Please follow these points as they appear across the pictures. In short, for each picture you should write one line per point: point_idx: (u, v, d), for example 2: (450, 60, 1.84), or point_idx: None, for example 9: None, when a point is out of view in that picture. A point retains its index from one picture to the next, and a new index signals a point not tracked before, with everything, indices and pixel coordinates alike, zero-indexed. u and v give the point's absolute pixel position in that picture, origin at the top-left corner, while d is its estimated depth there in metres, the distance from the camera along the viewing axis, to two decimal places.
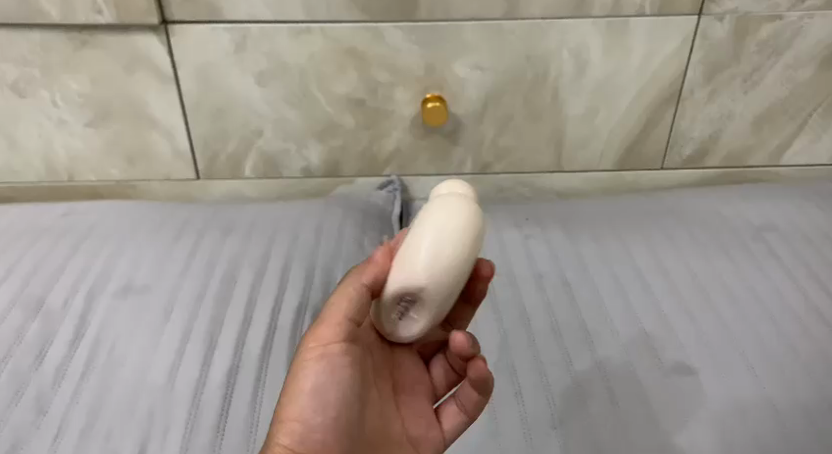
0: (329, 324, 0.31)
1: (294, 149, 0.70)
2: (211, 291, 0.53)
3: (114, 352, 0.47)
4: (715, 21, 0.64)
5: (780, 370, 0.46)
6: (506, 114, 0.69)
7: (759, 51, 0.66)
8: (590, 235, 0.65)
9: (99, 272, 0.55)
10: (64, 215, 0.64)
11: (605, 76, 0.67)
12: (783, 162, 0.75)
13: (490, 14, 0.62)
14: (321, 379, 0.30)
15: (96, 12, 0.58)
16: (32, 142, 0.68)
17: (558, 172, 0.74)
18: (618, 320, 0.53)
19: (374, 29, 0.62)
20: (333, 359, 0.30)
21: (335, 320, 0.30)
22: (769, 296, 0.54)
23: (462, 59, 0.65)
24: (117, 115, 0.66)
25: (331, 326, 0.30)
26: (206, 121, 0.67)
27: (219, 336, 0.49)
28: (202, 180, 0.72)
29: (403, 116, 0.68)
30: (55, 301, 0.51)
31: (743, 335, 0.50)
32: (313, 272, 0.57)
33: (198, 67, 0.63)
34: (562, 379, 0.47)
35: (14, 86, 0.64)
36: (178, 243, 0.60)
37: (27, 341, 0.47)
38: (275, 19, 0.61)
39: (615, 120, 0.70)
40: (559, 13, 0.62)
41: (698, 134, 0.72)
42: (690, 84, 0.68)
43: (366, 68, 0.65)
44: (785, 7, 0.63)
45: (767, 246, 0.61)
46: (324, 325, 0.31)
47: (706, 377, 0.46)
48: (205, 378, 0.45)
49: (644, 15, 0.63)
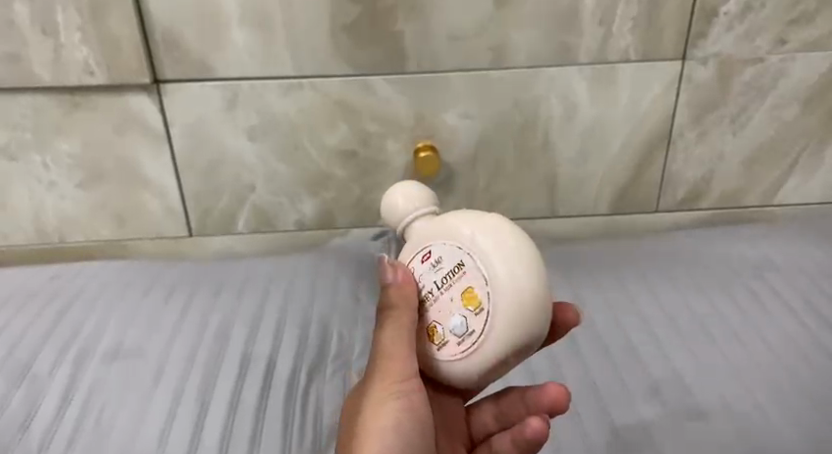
0: (396, 355, 0.29)
1: (287, 202, 0.70)
2: (204, 350, 0.52)
3: (103, 417, 0.44)
4: (699, 65, 0.65)
5: (794, 411, 0.44)
6: (499, 161, 0.69)
7: (743, 93, 0.67)
8: (589, 280, 0.64)
9: (88, 335, 0.53)
10: (53, 278, 0.63)
11: (593, 121, 0.67)
12: (777, 201, 0.75)
13: (478, 64, 0.63)
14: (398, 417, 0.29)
15: (88, 73, 0.59)
16: (21, 205, 0.67)
17: (553, 216, 0.74)
18: (624, 365, 0.51)
19: (364, 82, 0.63)
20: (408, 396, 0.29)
21: (402, 355, 0.29)
22: (778, 336, 0.53)
23: (452, 108, 0.65)
24: (109, 175, 0.66)
25: (400, 363, 0.29)
26: (198, 179, 0.67)
27: (212, 396, 0.46)
28: (194, 237, 0.71)
29: (396, 166, 0.68)
30: (41, 367, 0.49)
31: (753, 376, 0.48)
32: (308, 327, 0.56)
33: (190, 124, 0.64)
34: (571, 430, 0.45)
35: (5, 149, 0.63)
36: (169, 302, 0.59)
37: (12, 410, 0.44)
38: (266, 75, 0.62)
39: (607, 163, 0.70)
40: (545, 62, 0.63)
41: (690, 176, 0.72)
42: (678, 127, 0.69)
43: (357, 121, 0.65)
44: (766, 50, 0.65)
45: (769, 284, 0.60)
46: (394, 360, 0.29)
47: (720, 422, 0.44)
48: (199, 439, 0.42)
49: (629, 60, 0.64)
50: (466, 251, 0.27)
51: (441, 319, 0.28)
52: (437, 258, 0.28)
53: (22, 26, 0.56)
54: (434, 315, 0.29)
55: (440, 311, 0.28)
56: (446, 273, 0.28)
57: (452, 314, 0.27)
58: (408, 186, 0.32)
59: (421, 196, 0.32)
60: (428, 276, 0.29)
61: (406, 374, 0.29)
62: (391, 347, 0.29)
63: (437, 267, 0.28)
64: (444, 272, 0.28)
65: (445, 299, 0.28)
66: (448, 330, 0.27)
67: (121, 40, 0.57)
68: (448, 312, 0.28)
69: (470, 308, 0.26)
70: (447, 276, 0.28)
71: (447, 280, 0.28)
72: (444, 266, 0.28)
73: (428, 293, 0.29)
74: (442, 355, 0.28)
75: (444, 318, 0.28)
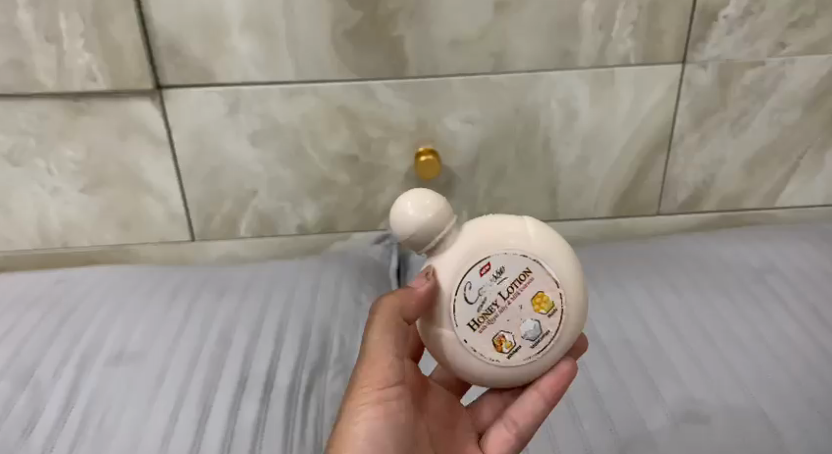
0: (382, 361, 0.33)
1: (290, 207, 0.70)
2: (206, 354, 0.52)
3: (105, 422, 0.44)
4: (699, 68, 0.65)
5: (794, 414, 0.44)
6: (500, 165, 0.69)
7: (743, 97, 0.67)
8: (591, 284, 0.64)
9: (90, 340, 0.53)
10: (57, 282, 0.63)
11: (594, 125, 0.68)
12: (778, 204, 0.75)
13: (478, 70, 0.63)
14: (378, 419, 0.32)
15: (91, 80, 0.59)
16: (25, 210, 0.68)
17: (554, 220, 0.74)
18: (626, 369, 0.51)
19: (365, 87, 0.63)
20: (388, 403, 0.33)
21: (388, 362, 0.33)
22: (779, 339, 0.53)
23: (452, 113, 0.66)
24: (112, 181, 0.67)
25: (384, 369, 0.33)
26: (201, 184, 0.67)
27: (213, 400, 0.47)
28: (197, 241, 0.72)
29: (397, 171, 0.69)
30: (44, 372, 0.49)
31: (753, 380, 0.48)
32: (310, 330, 0.56)
33: (192, 129, 0.64)
34: (572, 434, 0.45)
35: (8, 155, 0.64)
36: (172, 305, 0.59)
37: (15, 415, 0.45)
38: (267, 81, 0.62)
39: (607, 168, 0.71)
40: (546, 67, 0.64)
41: (691, 179, 0.72)
42: (679, 130, 0.69)
43: (358, 126, 0.66)
44: (766, 53, 0.65)
45: (770, 287, 0.60)
46: (380, 366, 0.33)
47: (720, 426, 0.44)
48: (200, 445, 0.43)
49: (629, 64, 0.64)
50: (532, 261, 0.33)
51: (511, 328, 0.33)
52: (497, 271, 0.33)
53: (26, 33, 0.56)
54: (501, 326, 0.33)
55: (510, 319, 0.33)
56: (511, 282, 0.33)
57: (522, 320, 0.33)
58: (424, 199, 0.33)
59: (436, 207, 0.32)
60: (489, 288, 0.33)
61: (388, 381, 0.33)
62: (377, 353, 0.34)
63: (501, 280, 0.33)
64: (509, 284, 0.33)
65: (513, 308, 0.33)
66: (521, 335, 0.33)
67: (123, 48, 0.58)
68: (518, 318, 0.33)
69: (542, 311, 0.33)
70: (513, 286, 0.33)
71: (513, 290, 0.33)
72: (507, 277, 0.33)
73: (494, 306, 0.33)
74: (516, 357, 0.33)
75: (515, 325, 0.33)
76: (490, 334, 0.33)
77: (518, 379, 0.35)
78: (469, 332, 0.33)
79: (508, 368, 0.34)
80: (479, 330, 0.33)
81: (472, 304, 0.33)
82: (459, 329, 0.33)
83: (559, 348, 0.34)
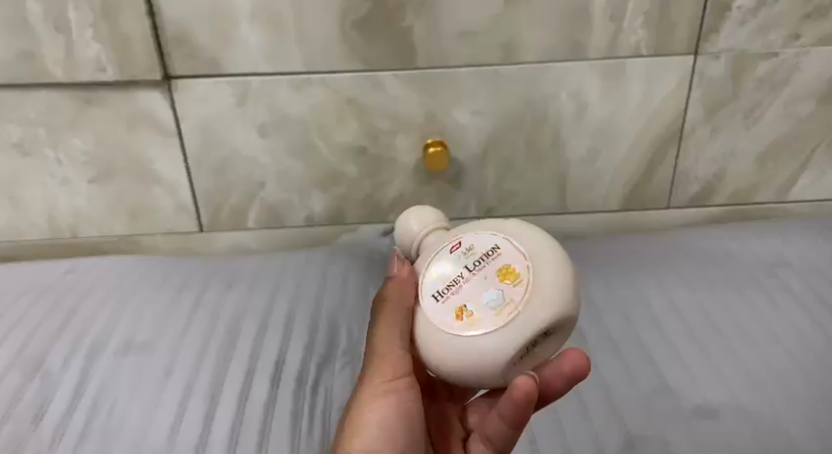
0: (388, 358, 0.31)
1: (298, 199, 0.70)
2: (214, 345, 0.52)
3: (114, 412, 0.45)
4: (711, 60, 0.64)
5: (805, 408, 0.44)
6: (509, 157, 0.69)
7: (756, 88, 0.66)
8: (600, 277, 0.63)
9: (99, 330, 0.54)
10: (66, 272, 0.63)
11: (604, 117, 0.67)
12: (790, 197, 0.74)
13: (488, 61, 0.63)
14: (386, 416, 0.31)
15: (100, 70, 0.59)
16: (35, 200, 0.68)
17: (563, 213, 0.74)
18: (635, 363, 0.51)
19: (373, 78, 0.63)
20: (398, 396, 0.32)
21: (393, 357, 0.31)
22: (790, 334, 0.52)
23: (461, 105, 0.65)
24: (121, 171, 0.67)
25: (391, 364, 0.31)
26: (209, 175, 0.67)
27: (222, 389, 0.47)
28: (206, 232, 0.72)
29: (405, 163, 0.68)
30: (54, 362, 0.50)
31: (764, 374, 0.48)
32: (318, 322, 0.56)
33: (201, 121, 0.64)
34: (581, 427, 0.44)
35: (18, 146, 0.64)
36: (181, 296, 0.59)
37: (24, 404, 0.45)
38: (275, 72, 0.62)
39: (618, 160, 0.70)
40: (556, 58, 0.63)
41: (703, 172, 0.72)
42: (690, 123, 0.68)
43: (366, 118, 0.65)
44: (780, 45, 0.64)
45: (781, 281, 0.59)
46: (387, 362, 0.31)
47: (730, 420, 0.44)
48: (208, 435, 0.43)
49: (640, 55, 0.63)
50: (506, 242, 0.29)
51: (474, 297, 0.28)
52: (466, 247, 0.30)
53: (36, 24, 0.56)
54: (464, 296, 0.28)
55: (472, 288, 0.28)
56: (480, 256, 0.29)
57: (486, 290, 0.28)
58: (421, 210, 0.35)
59: (433, 218, 0.34)
60: (456, 262, 0.30)
61: (395, 374, 0.31)
62: (381, 351, 0.31)
63: (470, 254, 0.29)
64: (476, 256, 0.29)
65: (478, 280, 0.28)
66: (483, 304, 0.27)
67: (131, 38, 0.58)
68: (482, 288, 0.28)
69: (510, 281, 0.28)
70: (480, 258, 0.29)
71: (481, 261, 0.29)
72: (477, 251, 0.30)
73: (457, 276, 0.29)
74: (474, 331, 0.27)
75: (479, 295, 0.28)
76: (452, 306, 0.28)
77: (485, 376, 0.27)
78: (433, 308, 0.29)
79: (467, 349, 0.27)
80: (442, 304, 0.29)
81: (438, 276, 0.30)
82: (427, 308, 0.30)
83: (527, 335, 0.26)
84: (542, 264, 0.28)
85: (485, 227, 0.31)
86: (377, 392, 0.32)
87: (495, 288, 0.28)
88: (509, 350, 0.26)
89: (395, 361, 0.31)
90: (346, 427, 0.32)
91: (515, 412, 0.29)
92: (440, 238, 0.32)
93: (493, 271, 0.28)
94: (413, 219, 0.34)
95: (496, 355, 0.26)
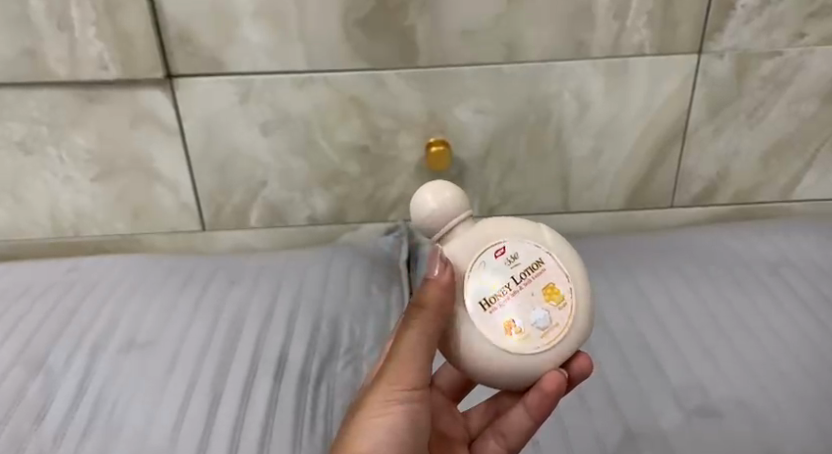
0: (409, 362, 0.28)
1: (300, 198, 0.70)
2: (217, 344, 0.52)
3: (116, 410, 0.45)
4: (715, 59, 0.64)
5: (809, 408, 0.44)
6: (511, 156, 0.69)
7: (760, 87, 0.66)
8: (603, 276, 0.63)
9: (102, 328, 0.54)
10: (68, 270, 0.63)
11: (607, 117, 0.67)
12: (794, 197, 0.74)
13: (490, 59, 0.63)
14: (394, 424, 0.28)
15: (102, 68, 0.59)
16: (38, 199, 0.68)
17: (566, 212, 0.73)
18: (638, 363, 0.50)
19: (376, 77, 0.63)
20: (408, 405, 0.29)
21: (413, 361, 0.28)
22: (793, 334, 0.52)
23: (464, 104, 0.65)
24: (123, 169, 0.67)
25: (410, 369, 0.29)
26: (211, 174, 0.67)
27: (224, 388, 0.47)
28: (208, 231, 0.72)
29: (407, 162, 0.68)
30: (56, 360, 0.49)
31: (768, 374, 0.47)
32: (320, 320, 0.56)
33: (203, 119, 0.64)
34: (584, 428, 0.44)
35: (20, 144, 0.64)
36: (183, 294, 0.59)
37: (27, 402, 0.45)
38: (278, 70, 0.62)
39: (621, 159, 0.70)
40: (559, 56, 0.63)
41: (706, 171, 0.71)
42: (694, 122, 0.68)
43: (369, 116, 0.65)
44: (784, 43, 0.64)
45: (785, 281, 0.59)
46: (406, 365, 0.29)
47: (734, 420, 0.43)
48: (211, 433, 0.43)
49: (643, 54, 0.63)
50: (547, 256, 0.29)
51: (524, 314, 0.28)
52: (512, 255, 0.28)
53: (38, 22, 0.56)
54: (512, 311, 0.28)
55: (522, 304, 0.28)
56: (525, 269, 0.28)
57: (534, 308, 0.28)
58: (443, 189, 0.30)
59: (457, 200, 0.30)
60: (501, 271, 0.28)
61: (411, 381, 0.29)
62: (402, 353, 0.29)
63: (515, 264, 0.28)
64: (522, 268, 0.28)
65: (527, 295, 0.28)
66: (532, 323, 0.28)
67: (134, 37, 0.58)
68: (529, 305, 0.28)
69: (554, 301, 0.28)
70: (525, 272, 0.28)
71: (526, 275, 0.28)
72: (522, 262, 0.28)
73: (504, 288, 0.28)
74: (522, 349, 0.28)
75: (526, 312, 0.28)
76: (498, 319, 0.28)
77: (517, 381, 0.29)
78: (478, 317, 0.28)
79: (513, 363, 0.28)
80: (487, 314, 0.28)
81: (485, 283, 0.28)
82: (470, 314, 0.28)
83: (561, 352, 0.28)
84: (578, 285, 0.29)
85: (520, 231, 0.30)
86: (386, 397, 0.29)
87: (542, 307, 0.28)
88: (545, 364, 0.28)
89: (414, 366, 0.28)
90: (345, 428, 0.29)
91: (541, 403, 0.31)
92: (471, 231, 0.29)
93: (538, 287, 0.28)
94: (434, 198, 0.29)
95: (536, 367, 0.28)
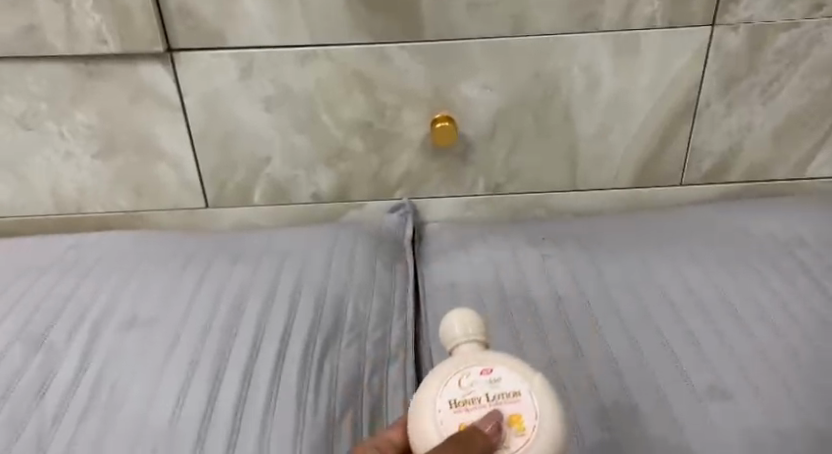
0: None
1: (303, 175, 0.69)
2: (219, 322, 0.51)
3: (117, 388, 0.44)
4: (729, 31, 0.62)
5: (822, 388, 0.43)
6: (518, 133, 0.67)
7: (775, 62, 0.64)
8: (611, 255, 0.62)
9: (103, 306, 0.53)
10: (70, 248, 0.63)
11: (617, 92, 0.65)
12: (808, 175, 0.72)
13: (497, 32, 0.61)
14: None
15: (101, 42, 0.58)
16: (39, 175, 0.67)
17: (573, 190, 0.72)
18: (647, 343, 0.50)
19: (380, 51, 0.61)
20: None
21: None
22: (806, 314, 0.51)
23: (470, 79, 0.64)
24: (125, 146, 0.66)
25: None
26: (213, 151, 0.66)
27: (226, 367, 0.46)
28: (210, 209, 0.71)
29: (412, 138, 0.67)
30: (57, 337, 0.49)
31: (780, 354, 0.47)
32: (323, 298, 0.55)
33: (205, 95, 0.63)
34: (590, 407, 0.44)
35: (20, 119, 0.63)
36: (186, 272, 0.58)
37: (27, 379, 0.45)
38: (280, 44, 0.60)
39: (630, 136, 0.68)
40: (567, 29, 0.61)
41: (717, 148, 0.70)
42: (705, 97, 0.66)
43: (373, 92, 0.64)
44: (801, 15, 0.62)
45: (798, 260, 0.58)
46: None
47: (744, 400, 0.43)
48: (212, 411, 0.42)
49: (655, 27, 0.61)
50: (525, 390, 0.28)
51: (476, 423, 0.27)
52: (495, 377, 0.29)
53: None
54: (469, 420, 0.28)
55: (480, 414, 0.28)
56: (499, 394, 0.28)
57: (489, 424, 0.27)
58: (466, 316, 0.33)
59: (478, 325, 0.33)
60: (480, 385, 0.29)
61: None
62: None
63: (494, 385, 0.29)
64: (499, 391, 0.28)
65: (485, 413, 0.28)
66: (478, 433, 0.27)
67: (133, 10, 0.56)
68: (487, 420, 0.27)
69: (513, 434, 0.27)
70: (499, 395, 0.28)
71: (498, 398, 0.28)
72: (501, 387, 0.29)
73: (475, 398, 0.28)
74: None
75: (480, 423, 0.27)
76: (455, 421, 0.28)
77: None
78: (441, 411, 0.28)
79: None
80: (449, 412, 0.28)
81: (459, 387, 0.29)
82: (434, 409, 0.28)
83: None
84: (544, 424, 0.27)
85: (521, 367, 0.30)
86: None
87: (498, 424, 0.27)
88: None
89: None
90: None
91: None
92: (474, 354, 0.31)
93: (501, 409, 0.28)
94: (459, 328, 0.32)
95: None
